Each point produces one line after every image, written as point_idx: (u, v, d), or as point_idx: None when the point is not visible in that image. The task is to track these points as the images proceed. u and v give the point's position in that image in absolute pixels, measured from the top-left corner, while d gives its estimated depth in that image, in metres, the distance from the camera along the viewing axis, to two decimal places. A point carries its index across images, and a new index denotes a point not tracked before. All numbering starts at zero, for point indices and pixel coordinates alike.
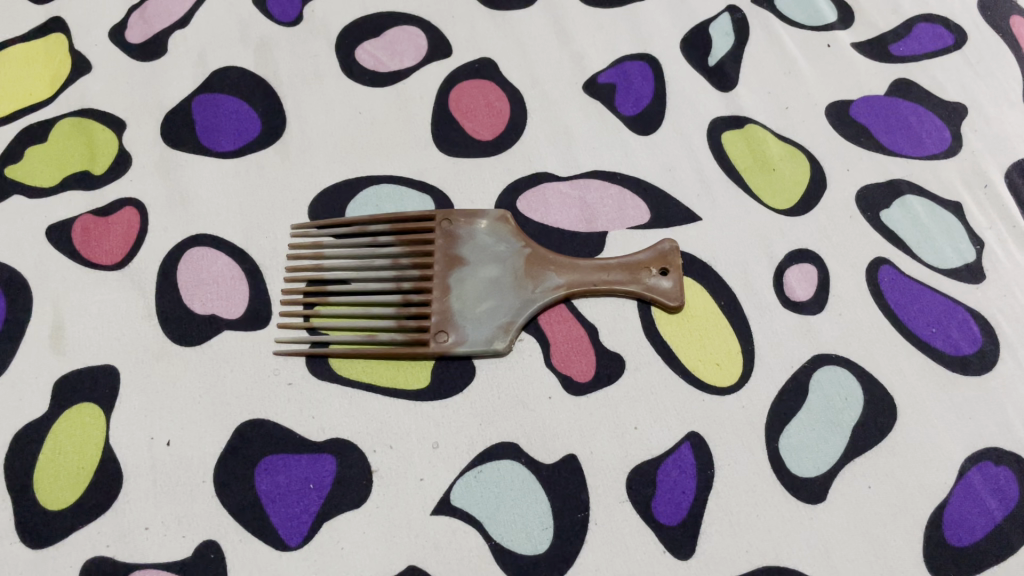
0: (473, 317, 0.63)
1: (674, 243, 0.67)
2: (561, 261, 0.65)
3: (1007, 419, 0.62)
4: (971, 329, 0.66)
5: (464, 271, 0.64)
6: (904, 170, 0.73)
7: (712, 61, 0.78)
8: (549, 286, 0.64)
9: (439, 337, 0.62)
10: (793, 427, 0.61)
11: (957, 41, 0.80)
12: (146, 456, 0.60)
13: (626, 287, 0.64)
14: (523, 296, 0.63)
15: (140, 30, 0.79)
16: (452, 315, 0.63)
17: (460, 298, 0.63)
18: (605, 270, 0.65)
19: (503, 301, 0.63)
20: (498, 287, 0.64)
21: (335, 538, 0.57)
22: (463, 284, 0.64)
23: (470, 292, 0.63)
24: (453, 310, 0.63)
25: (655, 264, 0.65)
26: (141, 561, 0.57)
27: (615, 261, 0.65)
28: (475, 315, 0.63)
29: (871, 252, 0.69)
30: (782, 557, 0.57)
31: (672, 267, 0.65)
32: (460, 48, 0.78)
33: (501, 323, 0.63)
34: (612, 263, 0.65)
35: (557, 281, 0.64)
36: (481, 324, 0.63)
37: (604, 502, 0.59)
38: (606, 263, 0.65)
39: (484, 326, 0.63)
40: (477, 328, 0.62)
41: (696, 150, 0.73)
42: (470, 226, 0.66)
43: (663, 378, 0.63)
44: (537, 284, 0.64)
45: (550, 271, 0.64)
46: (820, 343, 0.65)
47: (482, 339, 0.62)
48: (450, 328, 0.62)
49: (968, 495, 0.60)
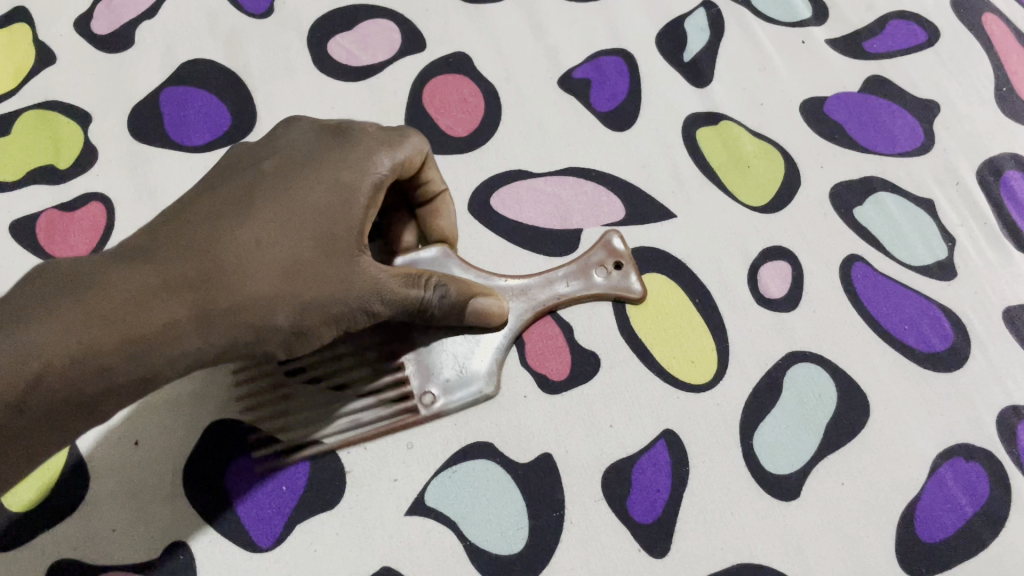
0: (453, 368, 0.61)
1: (619, 234, 0.67)
2: (516, 266, 0.65)
3: (977, 416, 0.63)
4: (942, 326, 0.66)
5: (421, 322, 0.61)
6: (877, 168, 0.73)
7: (686, 57, 0.77)
8: (518, 313, 0.63)
9: (424, 398, 0.60)
10: (767, 424, 0.62)
11: (930, 38, 0.80)
12: (111, 456, 0.59)
13: (590, 291, 0.65)
14: (489, 331, 0.62)
15: (106, 20, 0.77)
16: (427, 372, 0.61)
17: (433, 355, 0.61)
18: (566, 281, 0.65)
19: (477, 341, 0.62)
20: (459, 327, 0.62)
21: (307, 541, 0.57)
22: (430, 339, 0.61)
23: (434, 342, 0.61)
24: (429, 368, 0.61)
25: (607, 262, 0.66)
26: (107, 563, 0.56)
27: (570, 268, 0.65)
28: (450, 365, 0.61)
29: (844, 249, 0.69)
30: (756, 554, 0.58)
31: (623, 259, 0.66)
32: (433, 42, 0.77)
33: (474, 361, 0.61)
34: (565, 260, 0.66)
35: (520, 286, 0.64)
36: (461, 373, 0.61)
37: (579, 501, 0.58)
38: (560, 261, 0.66)
39: (466, 371, 0.61)
40: (457, 377, 0.61)
41: (671, 147, 0.73)
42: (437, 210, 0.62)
43: (638, 376, 0.63)
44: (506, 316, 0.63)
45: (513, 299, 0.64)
46: (794, 340, 0.65)
47: (470, 386, 0.61)
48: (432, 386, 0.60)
49: (938, 491, 0.60)
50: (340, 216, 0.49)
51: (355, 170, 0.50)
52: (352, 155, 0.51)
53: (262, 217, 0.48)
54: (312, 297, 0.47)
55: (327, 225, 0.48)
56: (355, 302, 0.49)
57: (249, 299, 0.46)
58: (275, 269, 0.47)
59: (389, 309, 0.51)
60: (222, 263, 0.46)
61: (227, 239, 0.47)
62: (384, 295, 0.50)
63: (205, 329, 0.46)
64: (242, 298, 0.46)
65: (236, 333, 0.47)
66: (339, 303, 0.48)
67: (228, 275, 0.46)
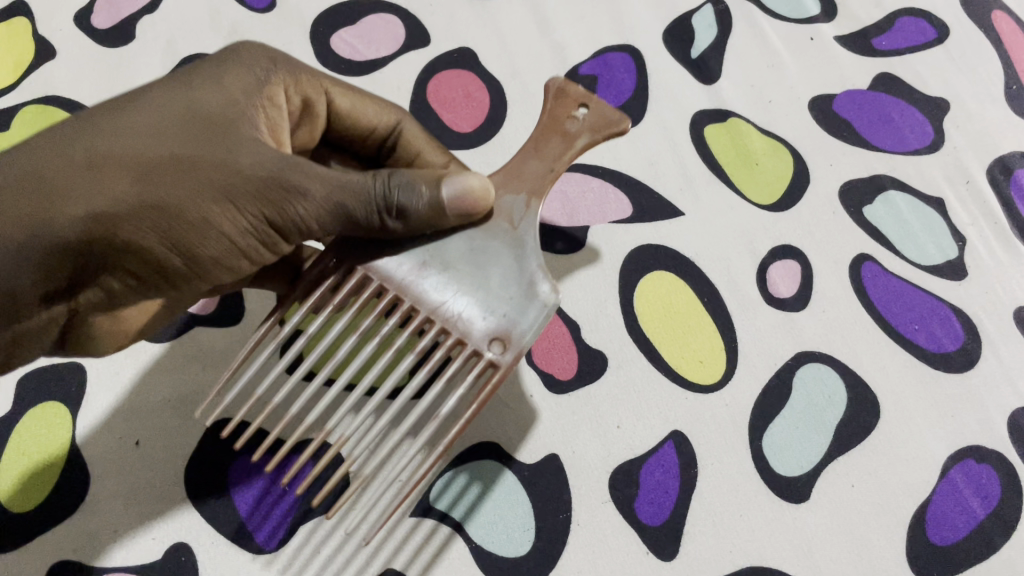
0: (497, 299, 0.46)
1: (554, 77, 0.53)
2: (531, 146, 0.51)
3: (988, 417, 0.62)
4: (953, 326, 0.66)
5: (429, 276, 0.47)
6: (886, 166, 0.72)
7: (694, 54, 0.76)
8: (521, 206, 0.49)
9: (493, 346, 0.46)
10: (776, 425, 0.61)
11: (939, 35, 0.79)
12: (113, 455, 0.58)
13: (579, 147, 0.51)
14: (497, 243, 0.48)
15: (107, 14, 0.77)
16: (469, 316, 0.46)
17: (463, 298, 0.46)
18: (554, 142, 0.51)
19: (501, 261, 0.47)
20: (482, 250, 0.47)
21: (311, 543, 0.56)
22: (448, 285, 0.47)
23: (459, 282, 0.47)
24: (471, 313, 0.46)
25: (568, 109, 0.52)
26: (108, 564, 0.55)
27: (548, 128, 0.51)
28: (494, 294, 0.46)
29: (854, 248, 0.68)
30: (766, 557, 0.57)
31: (585, 98, 0.52)
32: (437, 37, 0.76)
33: (524, 281, 0.47)
34: (576, 128, 0.51)
35: (549, 164, 0.50)
36: (508, 299, 0.46)
37: (587, 502, 0.58)
38: (572, 131, 0.51)
39: (513, 295, 0.47)
40: (512, 308, 0.46)
41: (678, 145, 0.72)
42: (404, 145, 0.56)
43: (646, 376, 0.62)
44: (509, 217, 0.48)
45: (506, 193, 0.49)
46: (803, 340, 0.64)
47: (526, 308, 0.46)
48: (494, 334, 0.46)
49: (950, 493, 0.60)
50: (230, 94, 0.47)
51: (251, 66, 0.49)
52: (248, 52, 0.50)
53: (153, 97, 0.45)
54: (199, 157, 0.43)
55: (218, 99, 0.46)
56: (253, 169, 0.43)
57: (126, 155, 0.42)
58: (157, 132, 0.43)
59: (319, 187, 0.43)
60: (98, 126, 0.43)
61: (110, 109, 0.44)
62: (292, 164, 0.44)
63: (77, 190, 0.41)
64: (118, 159, 0.42)
65: (113, 198, 0.41)
66: (237, 169, 0.43)
67: (100, 135, 0.42)
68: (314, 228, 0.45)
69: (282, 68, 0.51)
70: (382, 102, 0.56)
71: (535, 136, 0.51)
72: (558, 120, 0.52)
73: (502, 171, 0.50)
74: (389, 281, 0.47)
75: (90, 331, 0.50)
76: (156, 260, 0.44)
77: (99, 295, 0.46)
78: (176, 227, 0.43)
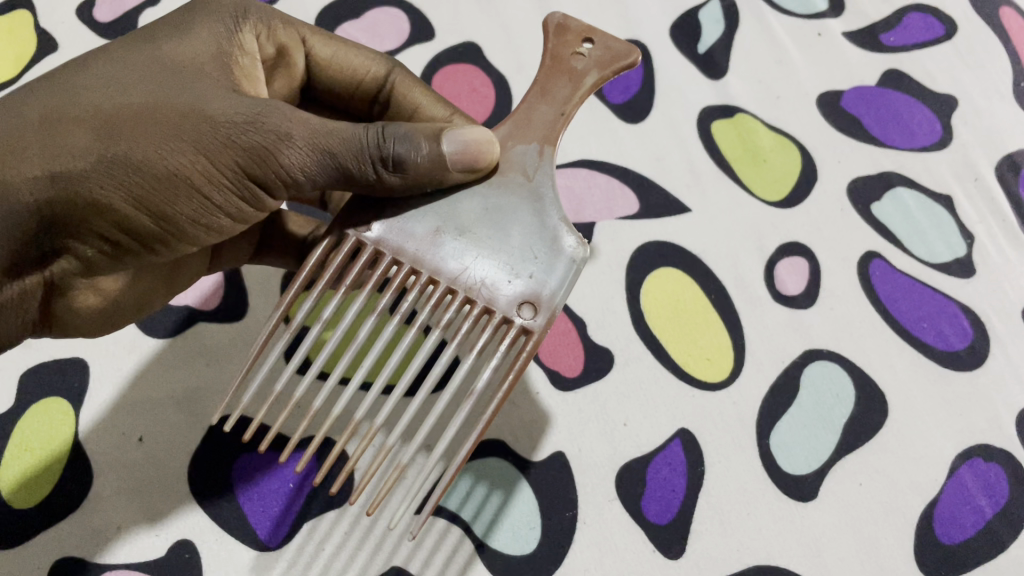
0: (522, 260, 0.45)
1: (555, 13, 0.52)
2: (537, 90, 0.49)
3: (996, 416, 0.62)
4: (961, 324, 0.65)
5: (447, 241, 0.46)
6: (895, 163, 0.72)
7: (701, 49, 0.76)
8: (534, 154, 0.48)
9: (522, 311, 0.45)
10: (784, 424, 0.60)
11: (947, 31, 0.78)
12: (116, 452, 0.57)
13: (588, 81, 0.49)
14: (513, 201, 0.46)
15: (109, 8, 0.76)
16: (494, 280, 0.45)
17: (486, 262, 0.45)
18: (561, 81, 0.49)
19: (519, 220, 0.46)
20: (497, 209, 0.46)
21: (315, 540, 0.55)
22: (468, 250, 0.46)
23: (479, 244, 0.46)
24: (496, 278, 0.45)
25: (573, 43, 0.50)
26: (112, 561, 0.54)
27: (553, 65, 0.50)
28: (516, 254, 0.45)
29: (862, 245, 0.68)
30: (773, 556, 0.57)
31: (590, 32, 0.51)
32: (442, 32, 0.75)
33: (545, 239, 0.46)
34: (583, 65, 0.50)
35: (559, 108, 0.49)
36: (531, 260, 0.46)
37: (594, 501, 0.57)
38: (579, 69, 0.50)
39: (536, 254, 0.46)
40: (537, 268, 0.45)
41: (685, 141, 0.71)
42: (400, 98, 0.54)
43: (653, 373, 0.61)
44: (524, 168, 0.47)
45: (518, 143, 0.48)
46: (811, 338, 0.64)
47: (551, 266, 0.46)
48: (521, 298, 0.45)
49: (958, 493, 0.59)
50: (200, 44, 0.46)
51: (218, 14, 0.48)
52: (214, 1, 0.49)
53: (120, 55, 0.44)
54: (173, 106, 0.41)
55: (191, 51, 0.45)
56: (230, 117, 0.42)
57: (94, 108, 0.41)
58: (127, 86, 0.42)
59: (303, 132, 0.43)
60: (62, 81, 0.42)
61: (73, 67, 0.43)
62: (272, 110, 0.42)
63: (49, 149, 0.39)
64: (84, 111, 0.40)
65: (84, 154, 0.40)
66: (213, 118, 0.42)
67: (69, 93, 0.41)
68: (301, 179, 0.44)
69: (252, 18, 0.50)
70: (372, 54, 0.55)
71: (541, 77, 0.50)
72: (563, 59, 0.50)
73: (510, 121, 0.49)
74: (405, 253, 0.45)
75: (76, 304, 0.48)
76: (138, 221, 0.43)
77: (74, 264, 0.44)
78: (155, 186, 0.41)
